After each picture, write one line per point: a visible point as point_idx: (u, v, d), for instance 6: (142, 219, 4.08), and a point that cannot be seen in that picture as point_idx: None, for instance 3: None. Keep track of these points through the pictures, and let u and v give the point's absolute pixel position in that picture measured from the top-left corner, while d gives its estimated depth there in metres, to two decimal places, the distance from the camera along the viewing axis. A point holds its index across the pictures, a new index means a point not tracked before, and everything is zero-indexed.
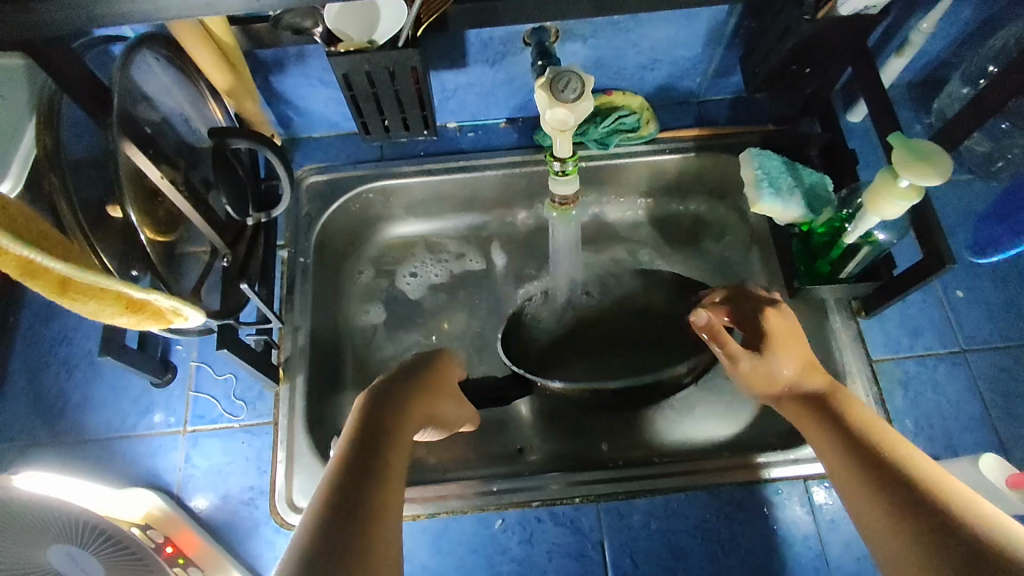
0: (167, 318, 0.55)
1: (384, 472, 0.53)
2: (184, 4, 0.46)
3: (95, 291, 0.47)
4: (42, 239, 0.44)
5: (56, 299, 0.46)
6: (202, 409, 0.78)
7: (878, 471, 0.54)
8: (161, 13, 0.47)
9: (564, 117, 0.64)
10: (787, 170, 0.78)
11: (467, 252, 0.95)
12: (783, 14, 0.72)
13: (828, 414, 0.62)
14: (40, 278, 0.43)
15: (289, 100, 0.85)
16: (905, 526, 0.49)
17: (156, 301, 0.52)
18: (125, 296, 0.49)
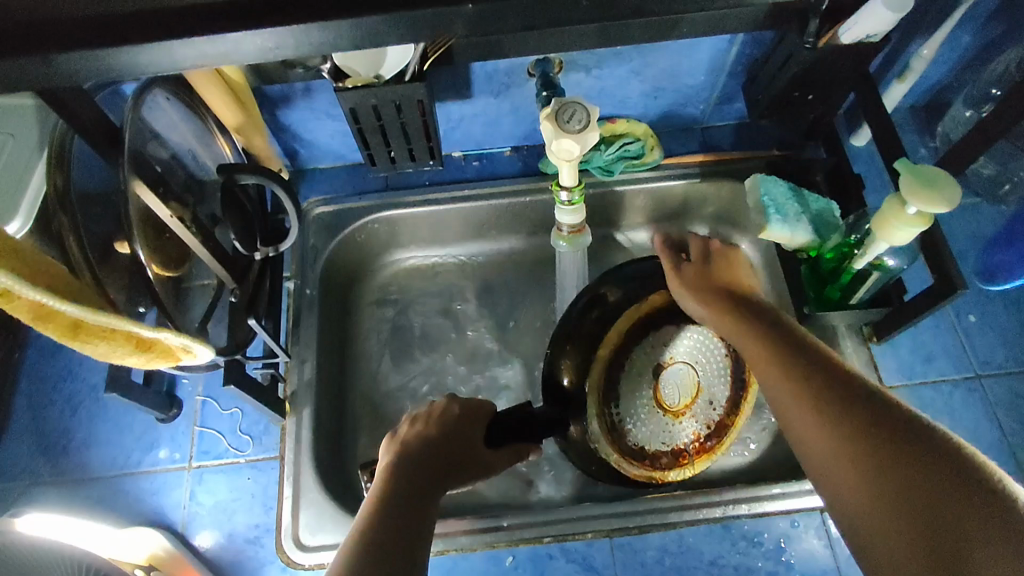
0: (179, 354, 0.55)
1: (421, 504, 0.53)
2: (198, 55, 0.44)
3: (106, 332, 0.47)
4: (55, 280, 0.44)
5: (69, 342, 0.46)
6: (207, 444, 0.77)
7: (827, 400, 0.49)
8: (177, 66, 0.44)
9: (570, 147, 0.64)
10: (793, 196, 0.78)
11: (474, 280, 0.95)
12: (785, 43, 0.72)
13: (773, 332, 0.57)
14: (52, 320, 0.44)
15: (295, 133, 0.85)
16: (845, 436, 0.47)
17: (167, 340, 0.51)
18: (134, 335, 0.49)
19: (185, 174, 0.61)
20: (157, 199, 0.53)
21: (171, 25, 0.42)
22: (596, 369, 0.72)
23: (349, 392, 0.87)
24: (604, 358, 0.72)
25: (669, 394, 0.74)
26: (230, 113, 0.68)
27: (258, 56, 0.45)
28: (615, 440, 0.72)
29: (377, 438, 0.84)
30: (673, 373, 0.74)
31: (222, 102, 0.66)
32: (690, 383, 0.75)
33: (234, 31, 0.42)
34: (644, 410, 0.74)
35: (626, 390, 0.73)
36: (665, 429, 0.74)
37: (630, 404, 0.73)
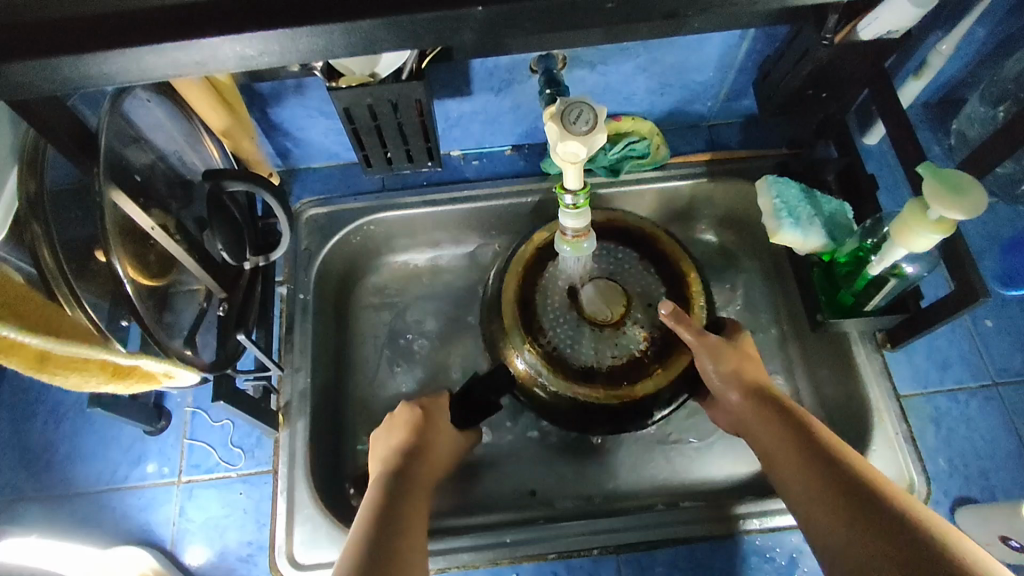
0: (157, 378, 0.54)
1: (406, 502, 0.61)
2: (171, 62, 0.41)
3: (77, 362, 0.46)
4: (15, 308, 0.42)
5: (35, 373, 0.44)
6: (197, 458, 0.74)
7: (821, 473, 0.56)
8: (146, 73, 0.41)
9: (576, 150, 0.61)
10: (806, 198, 0.75)
11: (473, 283, 0.92)
12: (800, 38, 0.69)
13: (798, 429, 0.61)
14: (15, 352, 0.41)
15: (287, 132, 0.82)
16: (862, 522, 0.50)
17: (145, 365, 0.51)
18: (109, 362, 0.48)
19: (168, 180, 0.57)
20: (138, 208, 0.50)
21: (148, 30, 0.39)
22: (508, 308, 0.78)
23: (345, 400, 0.84)
24: (513, 298, 0.79)
25: (597, 309, 0.78)
26: (216, 115, 0.64)
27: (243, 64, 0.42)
28: (556, 360, 0.76)
29: None
30: (591, 293, 0.79)
31: (207, 102, 0.62)
32: (613, 296, 0.79)
33: (219, 36, 0.39)
34: (577, 331, 0.77)
35: (551, 316, 0.78)
36: (606, 338, 0.77)
37: (557, 328, 0.77)
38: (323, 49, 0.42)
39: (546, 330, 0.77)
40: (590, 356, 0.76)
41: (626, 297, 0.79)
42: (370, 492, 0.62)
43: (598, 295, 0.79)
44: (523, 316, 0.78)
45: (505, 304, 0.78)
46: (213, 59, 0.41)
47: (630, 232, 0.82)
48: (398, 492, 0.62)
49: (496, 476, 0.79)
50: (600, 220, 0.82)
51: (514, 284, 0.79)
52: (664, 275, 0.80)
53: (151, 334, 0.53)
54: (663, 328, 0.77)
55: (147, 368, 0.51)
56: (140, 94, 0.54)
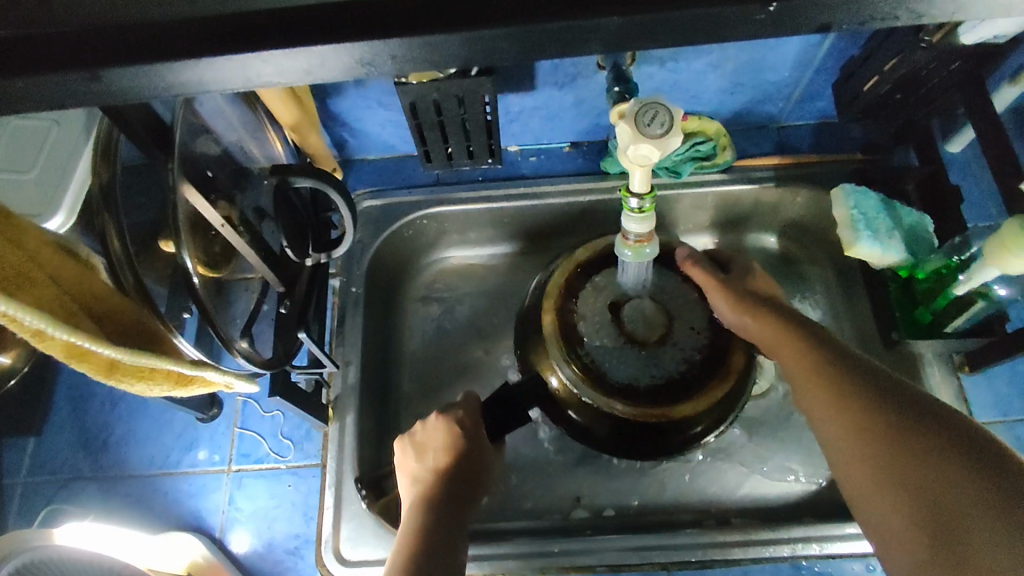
0: (218, 389, 0.55)
1: (453, 540, 0.56)
2: (279, 69, 0.38)
3: (144, 371, 0.45)
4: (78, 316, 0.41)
5: (104, 381, 0.43)
6: (247, 447, 0.74)
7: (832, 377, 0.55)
8: (251, 81, 0.39)
9: (647, 153, 0.58)
10: (885, 210, 0.71)
11: (525, 282, 0.90)
12: (893, 38, 0.65)
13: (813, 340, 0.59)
14: (88, 360, 0.41)
15: (345, 122, 0.81)
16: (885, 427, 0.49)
17: (206, 375, 0.50)
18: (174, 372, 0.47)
19: (234, 169, 0.56)
20: (207, 202, 0.49)
21: (235, 31, 0.37)
22: (549, 315, 0.76)
23: (392, 395, 0.84)
24: (556, 307, 0.77)
25: (640, 329, 0.76)
26: (286, 108, 0.64)
27: (328, 73, 0.39)
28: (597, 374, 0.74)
29: None
30: (632, 312, 0.77)
31: (280, 98, 0.62)
32: (654, 313, 0.77)
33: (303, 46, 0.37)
34: (618, 346, 0.75)
35: (592, 329, 0.76)
36: (646, 360, 0.75)
37: (599, 338, 0.76)
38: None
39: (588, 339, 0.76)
40: (628, 375, 0.74)
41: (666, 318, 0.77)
42: (411, 519, 0.57)
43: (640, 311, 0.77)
44: (566, 324, 0.76)
45: (546, 309, 0.77)
46: (321, 67, 0.39)
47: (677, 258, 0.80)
48: (437, 513, 0.57)
49: (543, 481, 0.77)
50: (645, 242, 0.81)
51: (557, 291, 0.78)
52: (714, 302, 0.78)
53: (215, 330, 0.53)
54: (705, 354, 0.75)
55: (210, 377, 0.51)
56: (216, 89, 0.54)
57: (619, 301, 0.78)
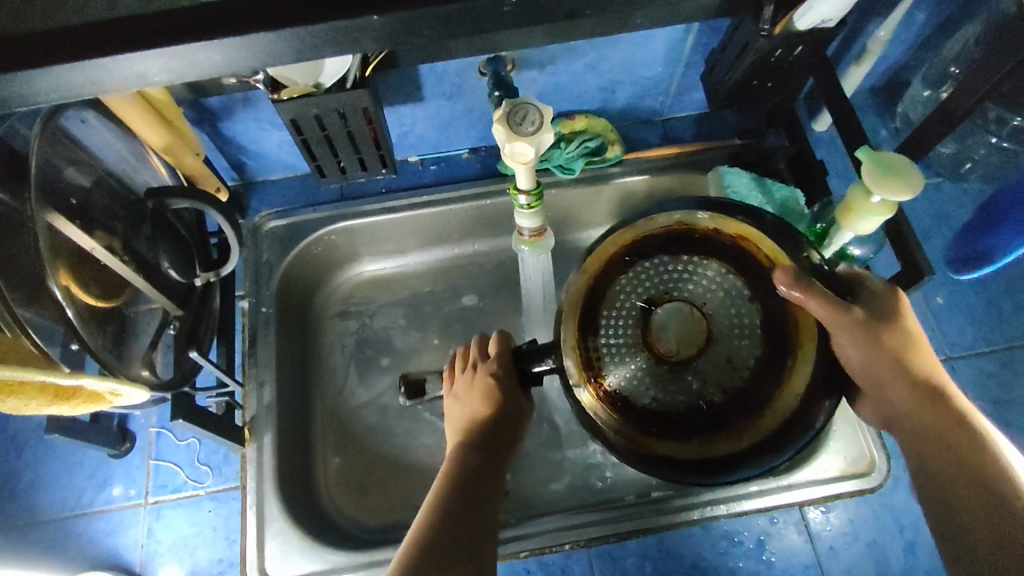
0: (107, 401, 0.54)
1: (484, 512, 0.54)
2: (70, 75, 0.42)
3: (14, 387, 0.45)
4: None
5: None
6: (163, 478, 0.73)
7: (924, 414, 0.53)
8: (39, 95, 0.43)
9: (524, 150, 0.61)
10: (757, 186, 0.77)
11: (438, 287, 0.92)
12: (741, 30, 0.70)
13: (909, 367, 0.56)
14: None
15: (241, 145, 0.82)
16: (969, 486, 0.48)
17: (88, 386, 0.50)
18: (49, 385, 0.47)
19: (114, 199, 0.56)
20: (78, 230, 0.50)
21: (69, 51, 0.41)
22: (575, 287, 0.54)
23: (314, 410, 0.84)
24: (585, 284, 0.54)
25: (671, 343, 0.52)
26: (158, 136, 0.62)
27: (154, 78, 0.44)
28: (597, 394, 0.52)
29: (345, 455, 0.82)
30: (666, 317, 0.52)
31: (143, 121, 0.59)
32: (693, 331, 0.52)
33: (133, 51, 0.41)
34: (635, 355, 0.52)
35: (613, 321, 0.53)
36: (652, 383, 0.52)
37: (620, 337, 0.52)
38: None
39: (603, 335, 0.53)
40: (643, 393, 0.52)
41: (705, 335, 0.52)
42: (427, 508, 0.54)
43: (676, 318, 0.52)
44: (587, 309, 0.53)
45: (573, 280, 0.54)
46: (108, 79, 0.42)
47: (755, 259, 0.53)
48: (466, 489, 0.55)
49: None
50: (723, 233, 0.53)
51: (597, 258, 0.54)
52: (788, 330, 0.52)
53: (98, 359, 0.52)
54: (730, 394, 0.51)
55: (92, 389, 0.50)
56: (81, 119, 0.54)
57: (657, 298, 0.53)
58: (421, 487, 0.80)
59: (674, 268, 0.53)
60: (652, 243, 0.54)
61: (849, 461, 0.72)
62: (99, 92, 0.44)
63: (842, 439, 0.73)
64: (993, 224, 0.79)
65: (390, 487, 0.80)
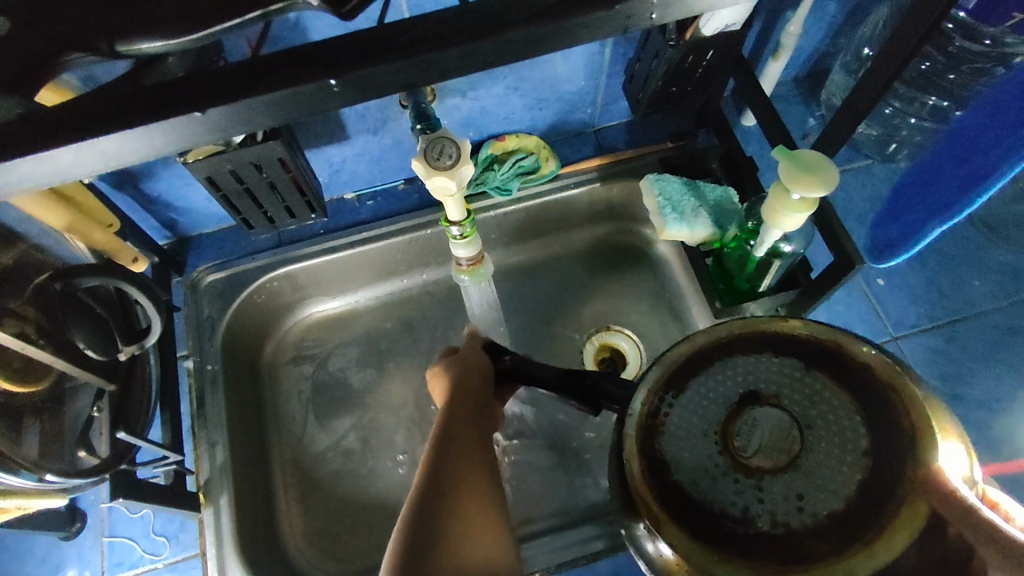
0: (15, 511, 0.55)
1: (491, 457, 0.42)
2: None
3: None
4: None
5: None
6: (119, 555, 0.72)
7: None
8: None
9: (445, 184, 0.61)
10: (689, 191, 0.77)
11: (390, 321, 0.91)
12: (651, 40, 0.71)
13: None
14: None
15: (168, 203, 0.80)
16: None
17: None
18: None
19: (24, 284, 0.53)
20: None
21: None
22: (682, 345, 0.35)
23: (273, 462, 0.82)
24: (696, 348, 0.34)
25: (745, 447, 0.31)
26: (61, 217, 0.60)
27: None
28: (643, 481, 0.31)
29: (310, 507, 0.80)
30: (762, 413, 0.31)
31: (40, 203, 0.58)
32: (785, 439, 0.31)
33: None
34: (698, 442, 0.32)
35: (705, 390, 0.33)
36: (696, 484, 0.31)
37: (697, 416, 0.32)
38: (145, 156, 0.37)
39: (684, 400, 0.33)
40: (683, 480, 0.31)
41: (792, 458, 0.30)
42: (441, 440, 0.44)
43: (766, 434, 0.31)
44: (686, 368, 0.34)
45: (692, 334, 0.35)
46: None
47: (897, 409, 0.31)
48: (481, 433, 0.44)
49: None
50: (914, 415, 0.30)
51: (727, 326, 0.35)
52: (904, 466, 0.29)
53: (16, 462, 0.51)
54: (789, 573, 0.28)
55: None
56: None
57: (764, 393, 0.32)
58: (391, 528, 0.79)
59: (789, 368, 0.33)
60: (786, 341, 0.33)
61: None
62: None
63: None
64: (901, 209, 0.75)
65: (357, 532, 0.79)
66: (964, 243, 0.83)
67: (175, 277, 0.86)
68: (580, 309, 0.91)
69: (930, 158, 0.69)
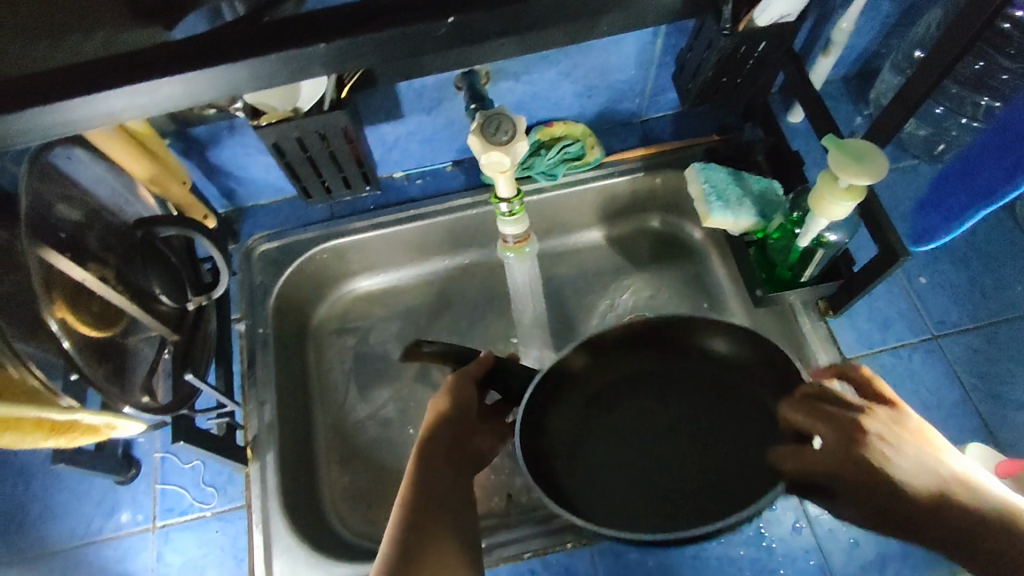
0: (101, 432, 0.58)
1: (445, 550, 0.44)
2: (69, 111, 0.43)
3: (11, 422, 0.48)
4: None
5: None
6: (170, 501, 0.75)
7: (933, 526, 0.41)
8: (49, 128, 0.44)
9: (500, 159, 0.63)
10: (734, 180, 0.78)
11: (432, 298, 0.94)
12: (705, 29, 0.72)
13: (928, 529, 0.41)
14: None
15: (229, 172, 0.84)
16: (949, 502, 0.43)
17: (83, 420, 0.54)
18: (45, 421, 0.51)
19: (106, 231, 0.57)
20: (71, 262, 0.51)
21: (39, 92, 0.43)
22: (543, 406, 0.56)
23: (314, 427, 0.85)
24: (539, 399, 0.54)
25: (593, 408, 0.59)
26: (139, 164, 0.64)
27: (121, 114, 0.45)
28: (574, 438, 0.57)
29: (348, 471, 0.83)
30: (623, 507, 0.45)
31: (127, 153, 0.63)
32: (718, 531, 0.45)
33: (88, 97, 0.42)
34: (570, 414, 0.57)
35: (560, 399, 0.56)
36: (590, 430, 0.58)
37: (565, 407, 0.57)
38: None
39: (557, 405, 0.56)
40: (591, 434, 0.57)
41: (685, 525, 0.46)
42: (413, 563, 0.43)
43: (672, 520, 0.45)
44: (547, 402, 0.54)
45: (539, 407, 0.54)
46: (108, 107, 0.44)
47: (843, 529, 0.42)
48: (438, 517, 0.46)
49: None
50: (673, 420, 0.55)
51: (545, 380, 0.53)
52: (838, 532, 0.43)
53: (102, 390, 0.54)
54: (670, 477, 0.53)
55: (87, 422, 0.55)
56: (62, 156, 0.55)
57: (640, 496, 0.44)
58: None
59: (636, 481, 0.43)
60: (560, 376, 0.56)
61: None
62: (62, 132, 0.45)
63: None
64: (944, 196, 0.74)
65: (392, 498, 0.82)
66: (1010, 245, 0.82)
67: (231, 244, 0.90)
68: (618, 296, 0.92)
69: (975, 147, 0.69)
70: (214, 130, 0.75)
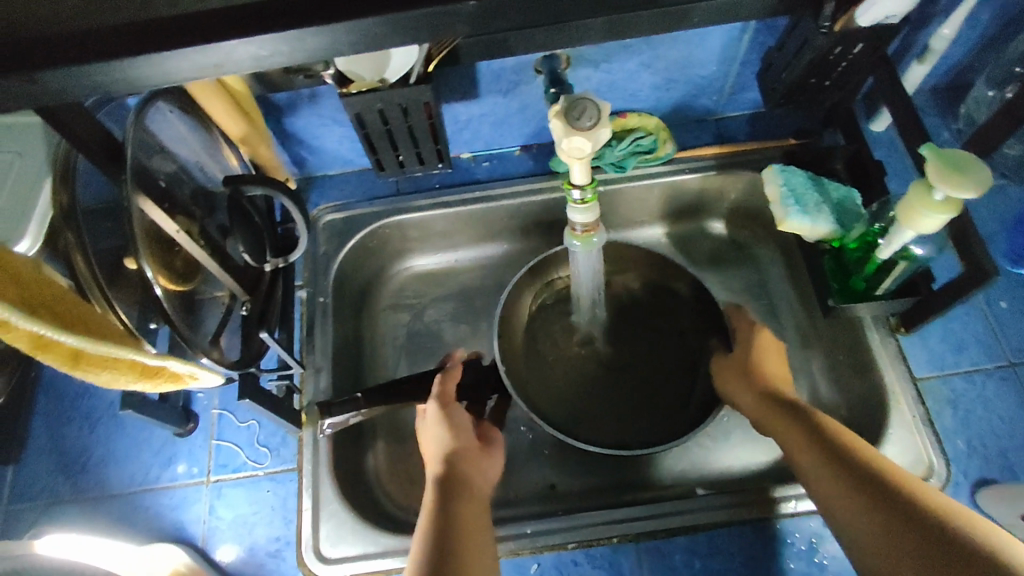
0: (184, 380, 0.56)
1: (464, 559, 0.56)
2: (187, 64, 0.45)
3: (108, 360, 0.47)
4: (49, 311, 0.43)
5: (70, 372, 0.46)
6: (224, 458, 0.77)
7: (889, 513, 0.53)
8: (167, 77, 0.46)
9: (582, 144, 0.62)
10: (813, 185, 0.76)
11: (488, 283, 0.94)
12: (799, 27, 0.70)
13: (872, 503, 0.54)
14: (53, 351, 0.44)
15: (302, 141, 0.85)
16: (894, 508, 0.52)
17: (172, 366, 0.52)
18: (139, 363, 0.49)
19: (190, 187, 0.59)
20: (164, 214, 0.52)
21: (155, 41, 0.44)
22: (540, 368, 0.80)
23: None
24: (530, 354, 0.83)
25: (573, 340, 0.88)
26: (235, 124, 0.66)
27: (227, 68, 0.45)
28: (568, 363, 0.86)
29: (395, 445, 0.84)
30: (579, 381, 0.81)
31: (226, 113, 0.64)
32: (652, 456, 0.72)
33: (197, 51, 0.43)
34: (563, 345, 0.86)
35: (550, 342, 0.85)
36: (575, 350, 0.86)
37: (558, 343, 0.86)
38: None
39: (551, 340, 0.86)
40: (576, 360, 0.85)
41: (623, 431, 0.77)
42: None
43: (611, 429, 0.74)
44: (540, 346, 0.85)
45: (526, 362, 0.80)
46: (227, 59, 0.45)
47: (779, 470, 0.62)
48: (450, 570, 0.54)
49: (516, 466, 0.80)
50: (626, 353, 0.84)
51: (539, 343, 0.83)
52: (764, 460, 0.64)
53: (181, 335, 0.55)
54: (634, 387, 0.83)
55: (174, 369, 0.53)
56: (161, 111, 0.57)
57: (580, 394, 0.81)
58: None
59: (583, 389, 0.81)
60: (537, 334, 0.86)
61: (906, 466, 0.71)
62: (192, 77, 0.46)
63: (899, 443, 0.72)
64: None
65: None
66: None
67: None
68: None
69: None
70: (294, 97, 0.76)
